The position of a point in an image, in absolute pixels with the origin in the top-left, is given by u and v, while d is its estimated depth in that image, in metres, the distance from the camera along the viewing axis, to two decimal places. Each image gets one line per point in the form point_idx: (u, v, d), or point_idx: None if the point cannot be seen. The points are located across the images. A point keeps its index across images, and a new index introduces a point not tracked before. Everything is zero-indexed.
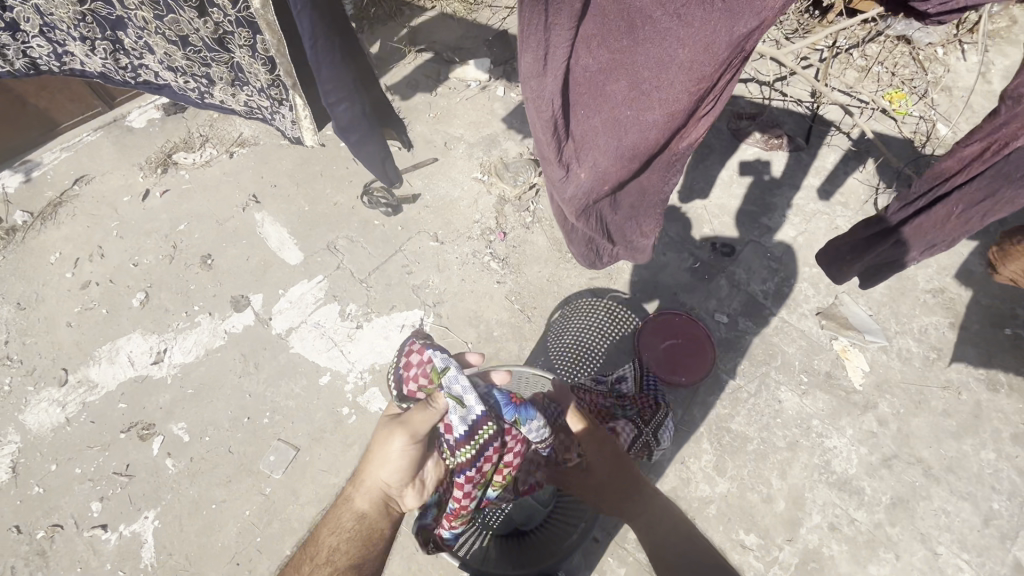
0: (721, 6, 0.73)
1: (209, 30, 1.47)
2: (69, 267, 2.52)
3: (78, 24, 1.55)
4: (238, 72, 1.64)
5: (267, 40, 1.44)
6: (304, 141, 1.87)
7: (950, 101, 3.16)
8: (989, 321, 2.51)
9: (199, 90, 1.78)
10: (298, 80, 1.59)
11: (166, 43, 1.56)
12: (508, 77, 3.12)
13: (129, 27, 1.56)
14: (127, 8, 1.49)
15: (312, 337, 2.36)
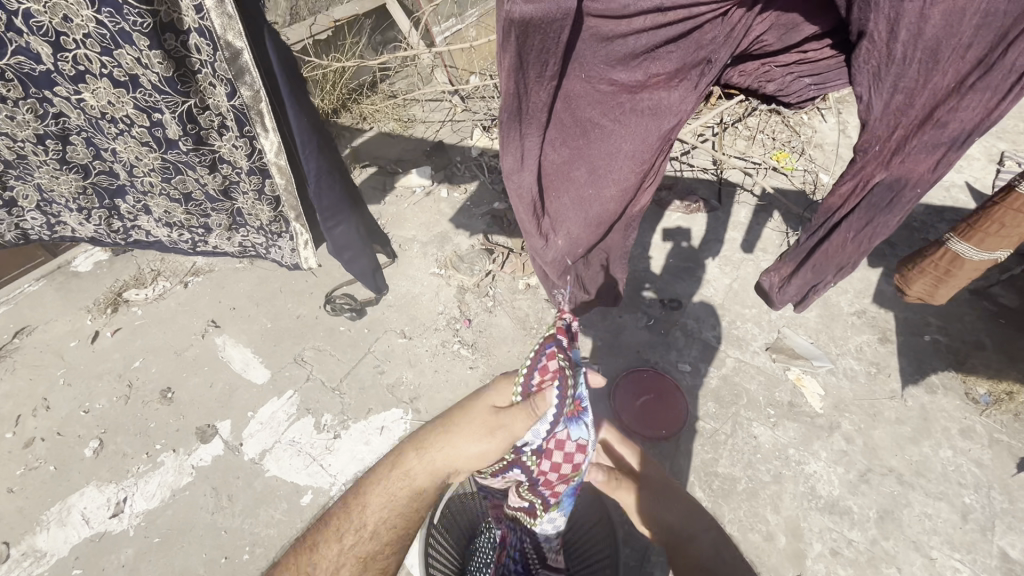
0: (647, 112, 0.92)
1: (216, 182, 1.61)
2: (8, 426, 2.33)
3: (76, 198, 1.59)
4: (237, 215, 1.75)
5: (277, 182, 1.64)
6: (301, 265, 1.97)
7: (824, 155, 3.77)
8: (910, 332, 2.83)
9: (192, 241, 1.83)
10: (300, 213, 1.76)
11: (168, 202, 1.64)
12: (449, 179, 3.41)
13: (130, 194, 1.64)
14: (131, 176, 1.57)
15: (289, 455, 2.27)
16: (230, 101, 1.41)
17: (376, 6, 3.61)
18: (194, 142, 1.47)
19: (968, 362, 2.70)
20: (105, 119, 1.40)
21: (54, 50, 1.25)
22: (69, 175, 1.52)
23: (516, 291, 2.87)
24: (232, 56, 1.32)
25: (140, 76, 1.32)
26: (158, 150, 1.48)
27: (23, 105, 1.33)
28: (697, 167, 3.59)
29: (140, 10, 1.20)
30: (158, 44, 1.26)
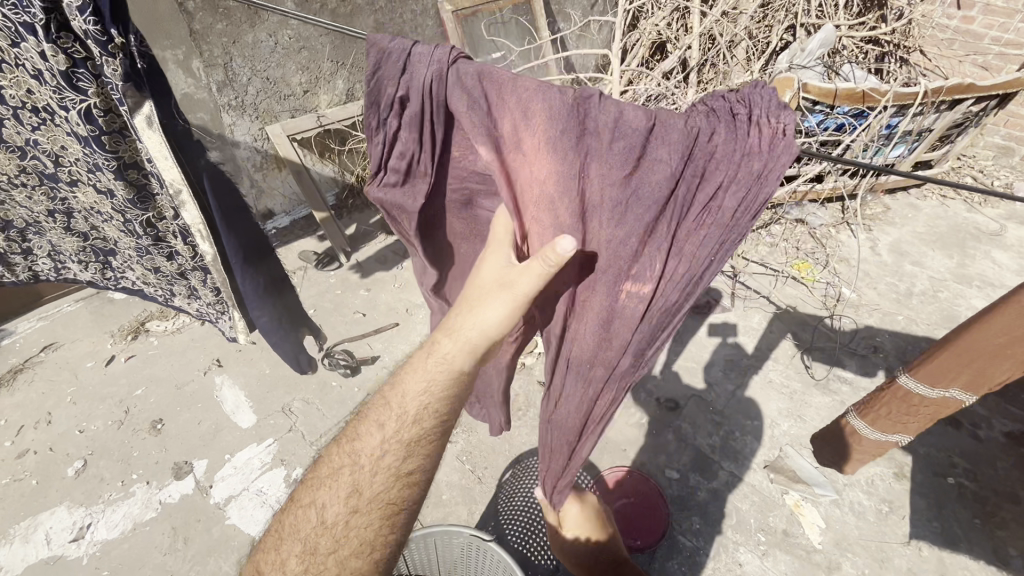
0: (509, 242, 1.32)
1: (173, 268, 1.81)
2: (10, 435, 2.48)
3: (78, 253, 1.84)
4: (194, 291, 1.94)
5: (216, 280, 1.79)
6: (238, 339, 2.09)
7: (850, 269, 3.68)
8: (932, 471, 2.58)
9: (164, 297, 2.00)
10: (237, 306, 1.89)
11: (142, 271, 1.85)
12: None
13: (119, 257, 1.87)
14: (117, 248, 1.81)
15: (252, 506, 2.26)
16: (175, 220, 1.61)
17: None
18: (153, 238, 1.67)
19: (998, 515, 2.42)
20: (94, 211, 1.65)
21: (54, 164, 1.52)
22: (72, 237, 1.77)
23: None
24: (174, 194, 1.49)
25: (111, 192, 1.54)
26: (131, 239, 1.70)
27: (38, 189, 1.60)
28: None
29: (106, 156, 1.41)
30: (122, 177, 1.48)
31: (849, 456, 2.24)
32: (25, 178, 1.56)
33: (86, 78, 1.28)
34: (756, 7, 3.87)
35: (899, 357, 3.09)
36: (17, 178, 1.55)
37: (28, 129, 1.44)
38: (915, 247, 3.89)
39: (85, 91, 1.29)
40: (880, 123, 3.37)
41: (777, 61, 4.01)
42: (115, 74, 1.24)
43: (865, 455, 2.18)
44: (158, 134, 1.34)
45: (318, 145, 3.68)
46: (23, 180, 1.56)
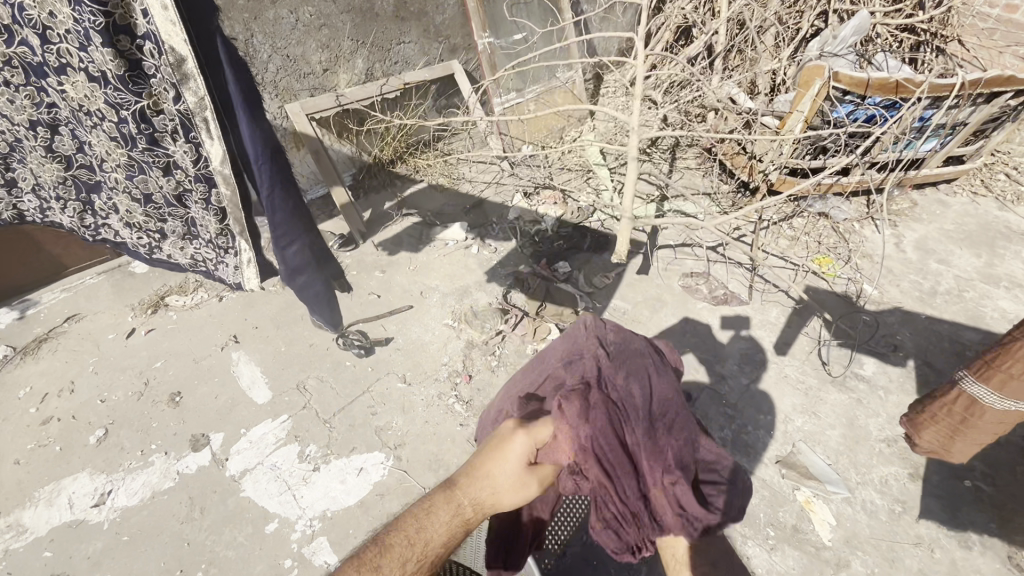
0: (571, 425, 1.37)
1: (170, 187, 1.81)
2: (35, 402, 2.55)
3: (58, 186, 1.84)
4: (192, 225, 1.96)
5: (222, 191, 1.83)
6: (244, 283, 2.13)
7: (872, 265, 3.60)
8: (949, 473, 2.53)
9: (150, 245, 2.03)
10: (243, 228, 1.94)
11: (130, 202, 1.86)
12: (482, 238, 3.60)
13: (104, 191, 1.88)
14: (103, 173, 1.81)
15: (266, 479, 2.31)
16: (176, 105, 1.63)
17: (445, 76, 3.99)
18: (147, 142, 1.67)
19: (1016, 519, 2.38)
20: (81, 113, 1.65)
21: (42, 45, 1.53)
22: (53, 163, 1.78)
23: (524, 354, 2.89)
24: (177, 61, 1.54)
25: (103, 76, 1.54)
26: (123, 148, 1.69)
27: (23, 91, 1.61)
28: (731, 260, 3.58)
29: (97, 12, 1.42)
30: (111, 43, 1.47)
31: (946, 442, 1.88)
32: (8, 70, 1.57)
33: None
34: None
35: (920, 356, 3.03)
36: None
37: None
38: (941, 245, 3.79)
39: None
40: (912, 115, 3.26)
41: (806, 48, 3.89)
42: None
43: (983, 435, 1.78)
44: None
45: (337, 125, 3.69)
46: (7, 76, 1.58)
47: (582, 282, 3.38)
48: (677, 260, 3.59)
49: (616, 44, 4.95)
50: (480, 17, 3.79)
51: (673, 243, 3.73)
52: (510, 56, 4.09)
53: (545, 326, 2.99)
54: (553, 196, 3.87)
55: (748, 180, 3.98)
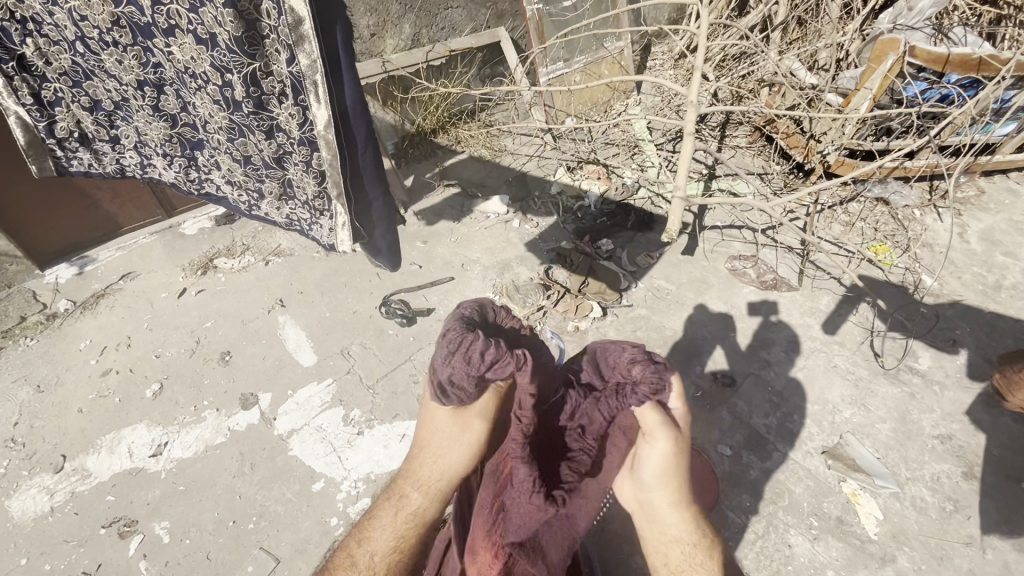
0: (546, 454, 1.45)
1: (271, 149, 1.75)
2: (95, 354, 2.66)
3: (164, 143, 1.83)
4: (289, 187, 1.87)
5: (323, 155, 1.73)
6: (335, 247, 2.00)
7: (933, 255, 3.41)
8: (1007, 474, 2.43)
9: (248, 204, 1.99)
10: (339, 193, 1.82)
11: (231, 160, 1.83)
12: (523, 212, 3.56)
13: (207, 148, 1.84)
14: (207, 131, 1.78)
15: (313, 440, 2.36)
16: (288, 68, 1.55)
17: (491, 44, 3.90)
18: (255, 105, 1.62)
19: None
20: (189, 74, 1.62)
21: (153, 4, 1.48)
22: (159, 121, 1.77)
23: (563, 332, 2.94)
24: (295, 22, 1.47)
25: (214, 37, 1.50)
26: (227, 110, 1.66)
27: (131, 52, 1.60)
28: (781, 244, 3.45)
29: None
30: (233, 5, 1.43)
31: None
32: (118, 33, 1.55)
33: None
34: None
35: (980, 352, 2.89)
36: (110, 35, 1.55)
37: None
38: (1009, 236, 3.57)
39: None
40: (993, 96, 2.99)
41: (876, 21, 3.65)
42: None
43: None
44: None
45: (382, 93, 3.65)
46: (116, 38, 1.56)
47: (625, 260, 3.30)
48: (724, 241, 3.48)
49: (667, 13, 4.74)
50: None
51: (720, 224, 3.61)
52: (558, 23, 3.95)
53: (588, 303, 3.02)
54: (597, 170, 3.79)
55: (803, 161, 3.80)
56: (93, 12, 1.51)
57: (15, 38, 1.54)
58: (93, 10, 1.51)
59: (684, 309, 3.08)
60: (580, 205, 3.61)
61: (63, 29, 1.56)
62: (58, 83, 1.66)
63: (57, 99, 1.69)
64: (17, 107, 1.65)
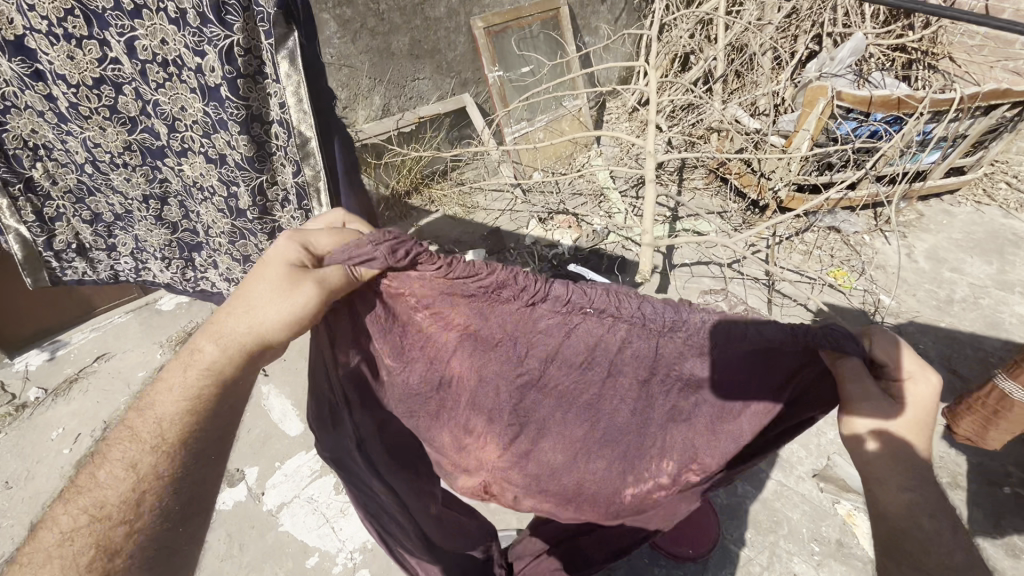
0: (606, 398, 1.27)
1: (273, 249, 1.77)
2: (68, 443, 2.54)
3: (163, 248, 1.82)
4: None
5: None
6: None
7: (887, 276, 3.65)
8: (986, 480, 2.52)
9: None
10: None
11: (231, 260, 1.82)
12: (500, 264, 3.68)
13: (207, 249, 1.87)
14: (209, 235, 1.82)
15: (304, 512, 2.29)
16: (294, 179, 1.55)
17: (458, 110, 4.15)
18: (259, 212, 1.63)
19: None
20: (196, 187, 1.65)
21: (169, 128, 1.52)
22: (161, 229, 1.77)
23: None
24: (302, 142, 1.43)
25: (224, 156, 1.51)
26: (230, 217, 1.67)
27: (138, 170, 1.62)
28: (748, 276, 3.64)
29: (235, 105, 1.36)
30: (246, 131, 1.42)
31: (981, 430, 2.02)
32: (128, 155, 1.56)
33: (234, 14, 1.25)
34: (781, 17, 3.88)
35: (943, 365, 3.05)
36: (120, 157, 1.56)
37: (151, 89, 1.44)
38: (952, 253, 3.85)
39: (231, 24, 1.25)
40: (916, 129, 3.32)
41: (804, 71, 4.04)
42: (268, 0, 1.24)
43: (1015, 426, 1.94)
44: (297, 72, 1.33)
45: None
46: (126, 159, 1.57)
47: None
48: (693, 278, 3.65)
49: (617, 73, 5.14)
50: (489, 52, 3.97)
51: (688, 262, 3.80)
52: (518, 88, 4.25)
53: None
54: (568, 220, 3.96)
55: (757, 199, 4.07)
56: (103, 138, 1.51)
57: (22, 163, 1.53)
58: (106, 137, 1.51)
59: None
60: (554, 253, 3.75)
61: (71, 154, 1.55)
62: (62, 201, 1.64)
63: (58, 215, 1.65)
64: (18, 226, 1.60)
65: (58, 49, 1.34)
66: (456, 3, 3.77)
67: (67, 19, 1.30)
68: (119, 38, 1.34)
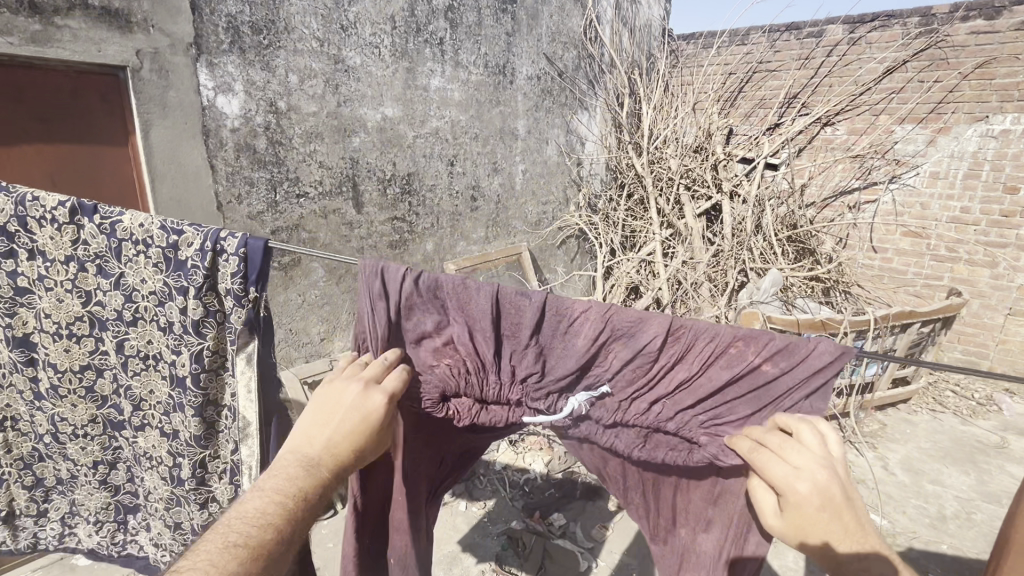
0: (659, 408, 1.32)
1: (202, 518, 1.75)
2: None
3: (97, 512, 1.82)
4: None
5: None
6: None
7: (869, 491, 3.52)
8: None
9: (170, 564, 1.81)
10: None
11: (163, 525, 1.78)
12: (469, 493, 3.47)
13: (142, 512, 1.85)
14: (147, 499, 1.82)
15: None
16: (233, 455, 1.68)
17: None
18: (196, 483, 1.70)
19: None
20: (144, 456, 1.75)
21: (133, 408, 1.69)
22: (101, 492, 1.80)
23: None
24: (244, 426, 1.60)
25: (177, 433, 1.67)
26: (171, 485, 1.72)
27: (96, 438, 1.75)
28: None
29: (194, 393, 1.59)
30: (200, 414, 1.62)
31: None
32: (90, 426, 1.72)
33: (210, 326, 1.54)
34: (709, 255, 4.54)
35: None
36: (81, 429, 1.72)
37: (129, 375, 1.66)
38: (927, 464, 3.82)
39: (204, 335, 1.54)
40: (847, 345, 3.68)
41: (738, 297, 4.35)
42: (237, 319, 1.52)
43: None
44: (251, 369, 1.56)
45: None
46: (87, 430, 1.72)
47: (580, 535, 3.12)
48: None
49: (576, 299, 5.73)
50: None
51: None
52: None
53: None
54: (538, 441, 3.92)
55: None
56: (73, 413, 1.71)
57: None
58: (75, 411, 1.71)
59: None
60: (525, 479, 3.58)
61: (37, 424, 1.74)
62: (10, 466, 1.78)
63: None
64: None
65: (58, 344, 1.64)
66: (431, 252, 4.42)
67: (75, 323, 1.61)
68: (113, 338, 1.62)
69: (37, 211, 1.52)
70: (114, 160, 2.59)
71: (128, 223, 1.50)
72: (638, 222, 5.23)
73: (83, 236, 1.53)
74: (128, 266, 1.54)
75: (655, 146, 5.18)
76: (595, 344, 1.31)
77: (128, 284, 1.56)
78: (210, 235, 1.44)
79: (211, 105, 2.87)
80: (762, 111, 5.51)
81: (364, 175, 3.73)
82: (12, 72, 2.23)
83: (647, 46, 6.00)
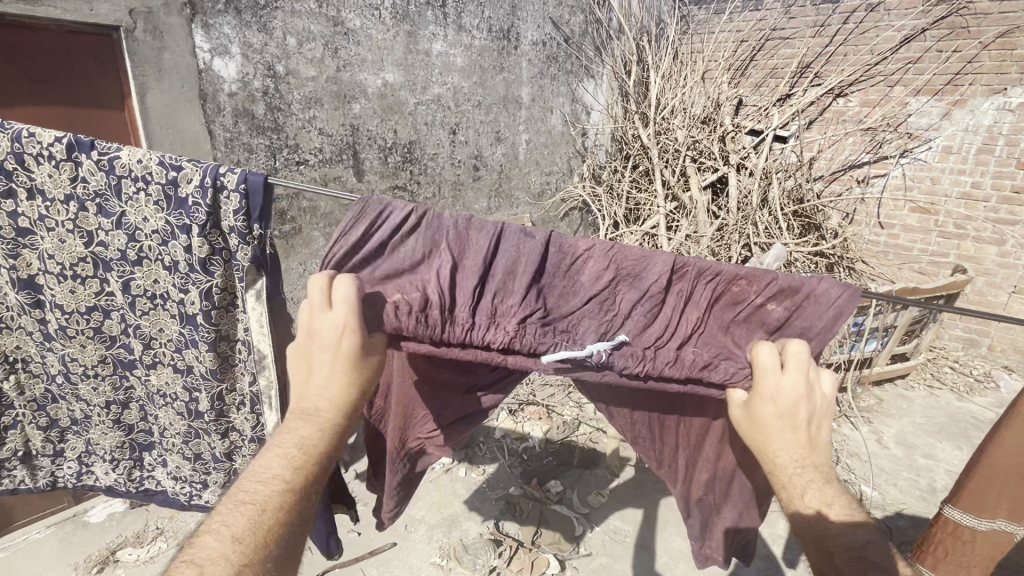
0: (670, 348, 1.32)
1: (223, 446, 1.82)
2: None
3: (113, 450, 1.87)
4: (233, 480, 1.90)
5: None
6: None
7: (862, 464, 3.58)
8: None
9: (190, 493, 1.90)
10: None
11: (180, 457, 1.85)
12: (470, 458, 3.55)
13: (157, 448, 1.90)
14: (161, 436, 1.87)
15: None
16: (250, 386, 1.75)
17: None
18: (216, 413, 1.76)
19: None
20: (159, 393, 1.78)
21: (145, 346, 1.73)
22: (115, 431, 1.85)
23: None
24: (259, 357, 1.67)
25: (191, 368, 1.71)
26: (187, 418, 1.78)
27: (108, 378, 1.78)
28: None
29: (207, 329, 1.63)
30: (213, 348, 1.66)
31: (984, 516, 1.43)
32: (100, 366, 1.75)
33: (217, 263, 1.58)
34: (713, 228, 4.50)
35: None
36: (93, 368, 1.75)
37: (137, 316, 1.69)
38: (921, 439, 3.87)
39: (212, 272, 1.58)
40: None
41: None
42: (244, 256, 1.56)
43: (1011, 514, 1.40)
44: (262, 303, 1.61)
45: None
46: (98, 370, 1.76)
47: (576, 500, 3.20)
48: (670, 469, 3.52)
49: None
50: None
51: None
52: None
53: (543, 557, 2.81)
54: (538, 411, 3.98)
55: None
56: (83, 353, 1.73)
57: None
58: (84, 352, 1.73)
59: (646, 551, 2.90)
60: (525, 446, 3.65)
61: (49, 365, 1.77)
62: (22, 408, 1.81)
63: (14, 422, 1.81)
64: None
65: (63, 285, 1.64)
66: None
67: (79, 265, 1.62)
68: (118, 278, 1.64)
69: (34, 147, 1.50)
70: (111, 124, 2.55)
71: (127, 159, 1.51)
72: (642, 194, 5.16)
73: (81, 173, 1.52)
74: (130, 204, 1.55)
75: (662, 116, 5.07)
76: (600, 282, 1.31)
77: (131, 223, 1.57)
78: (210, 170, 1.47)
79: (208, 68, 2.81)
80: (773, 81, 5.36)
81: (365, 143, 3.67)
82: (4, 30, 2.18)
83: (657, 12, 5.78)
